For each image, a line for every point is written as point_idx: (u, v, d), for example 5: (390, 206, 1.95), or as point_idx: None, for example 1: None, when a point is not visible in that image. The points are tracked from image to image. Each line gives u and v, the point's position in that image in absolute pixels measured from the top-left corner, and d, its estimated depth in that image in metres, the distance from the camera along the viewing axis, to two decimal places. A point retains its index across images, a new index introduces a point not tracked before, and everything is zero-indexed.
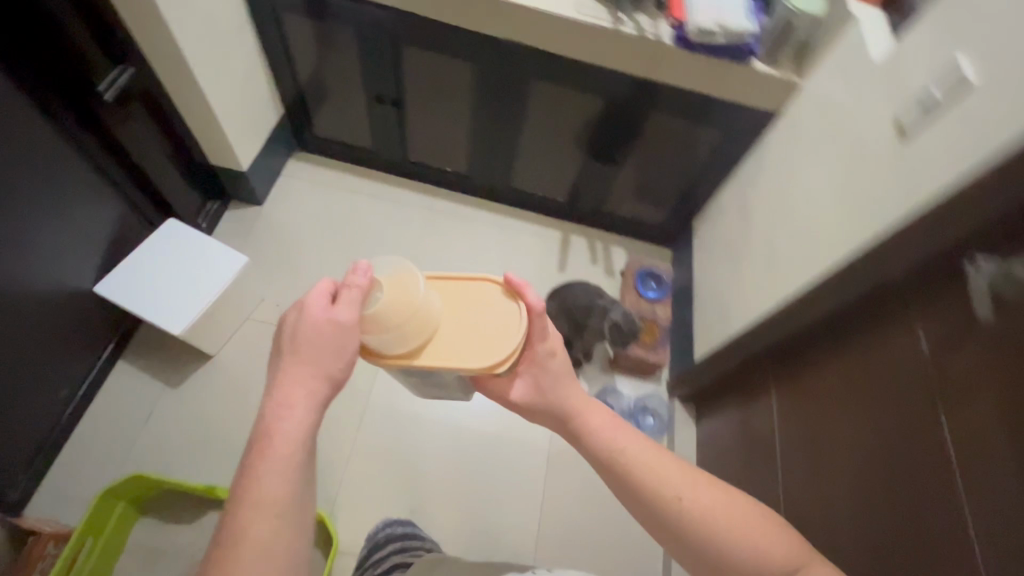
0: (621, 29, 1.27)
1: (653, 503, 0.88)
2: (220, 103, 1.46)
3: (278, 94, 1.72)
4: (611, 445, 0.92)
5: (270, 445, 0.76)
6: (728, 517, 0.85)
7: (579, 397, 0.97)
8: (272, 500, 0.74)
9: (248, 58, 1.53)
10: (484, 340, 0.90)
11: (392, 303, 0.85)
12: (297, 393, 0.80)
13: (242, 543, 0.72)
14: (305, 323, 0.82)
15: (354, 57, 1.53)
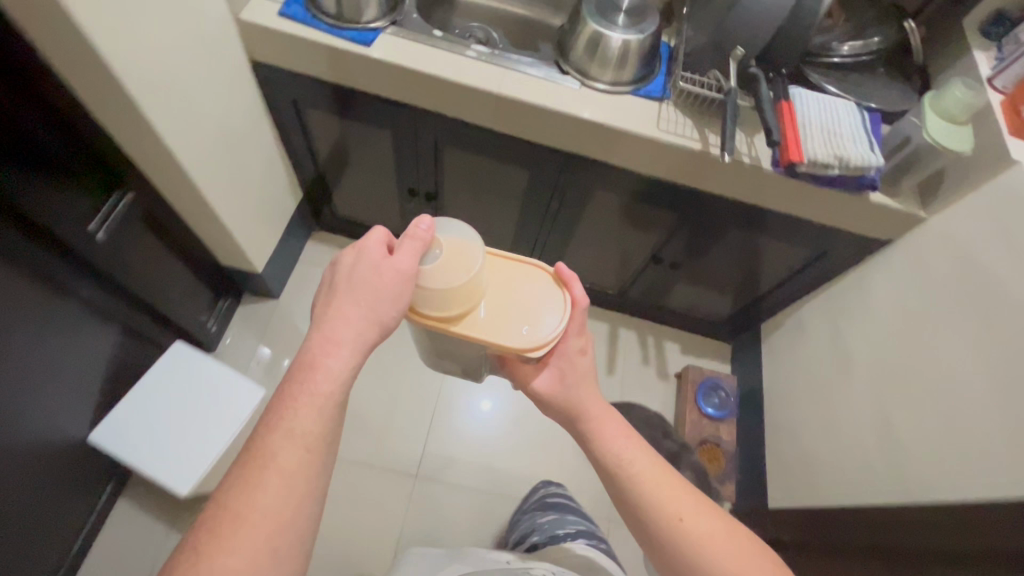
0: (712, 152, 1.06)
1: (651, 526, 0.72)
2: (232, 212, 1.26)
3: (297, 179, 1.52)
4: (622, 454, 0.75)
5: (312, 379, 0.62)
6: (730, 552, 0.70)
7: (599, 408, 0.79)
8: (299, 441, 0.59)
9: (264, 154, 1.32)
10: (524, 321, 0.75)
11: (445, 269, 0.69)
12: (342, 332, 0.64)
13: (258, 485, 0.57)
14: (365, 266, 0.66)
15: (388, 153, 1.33)
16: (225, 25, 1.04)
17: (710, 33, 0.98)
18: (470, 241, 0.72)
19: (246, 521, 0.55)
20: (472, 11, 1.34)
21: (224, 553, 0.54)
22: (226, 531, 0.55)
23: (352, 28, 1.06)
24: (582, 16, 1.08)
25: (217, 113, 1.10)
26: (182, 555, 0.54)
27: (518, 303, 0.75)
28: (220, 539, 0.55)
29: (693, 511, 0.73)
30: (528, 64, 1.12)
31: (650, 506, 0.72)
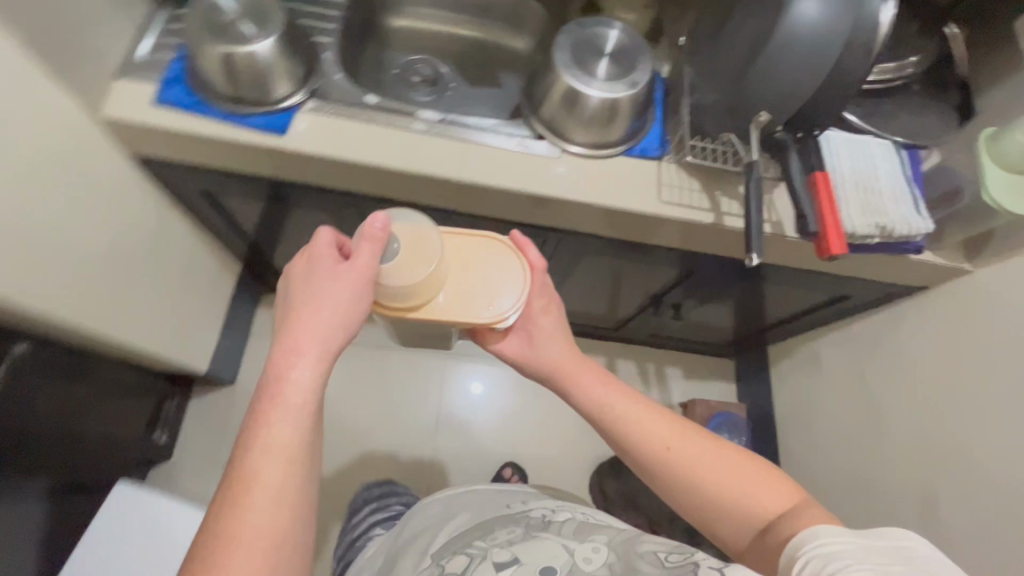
0: (727, 224, 0.87)
1: (641, 454, 0.74)
2: (153, 334, 1.04)
3: (228, 254, 1.28)
4: (602, 400, 0.76)
5: (282, 392, 0.54)
6: (717, 466, 0.71)
7: (572, 360, 0.77)
8: (282, 454, 0.53)
9: (178, 250, 1.08)
10: (492, 292, 0.68)
11: (404, 263, 0.61)
12: (307, 342, 0.56)
13: (245, 505, 0.50)
14: (323, 275, 0.59)
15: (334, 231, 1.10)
16: (87, 132, 0.78)
17: (724, 89, 0.76)
18: (422, 227, 0.64)
19: (239, 543, 0.49)
20: (413, 40, 1.06)
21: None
22: (218, 557, 0.48)
23: (257, 113, 0.81)
24: (551, 65, 0.85)
25: (102, 240, 0.85)
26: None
27: (481, 273, 0.68)
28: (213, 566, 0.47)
29: (675, 431, 0.74)
30: (492, 128, 0.89)
31: (635, 440, 0.74)
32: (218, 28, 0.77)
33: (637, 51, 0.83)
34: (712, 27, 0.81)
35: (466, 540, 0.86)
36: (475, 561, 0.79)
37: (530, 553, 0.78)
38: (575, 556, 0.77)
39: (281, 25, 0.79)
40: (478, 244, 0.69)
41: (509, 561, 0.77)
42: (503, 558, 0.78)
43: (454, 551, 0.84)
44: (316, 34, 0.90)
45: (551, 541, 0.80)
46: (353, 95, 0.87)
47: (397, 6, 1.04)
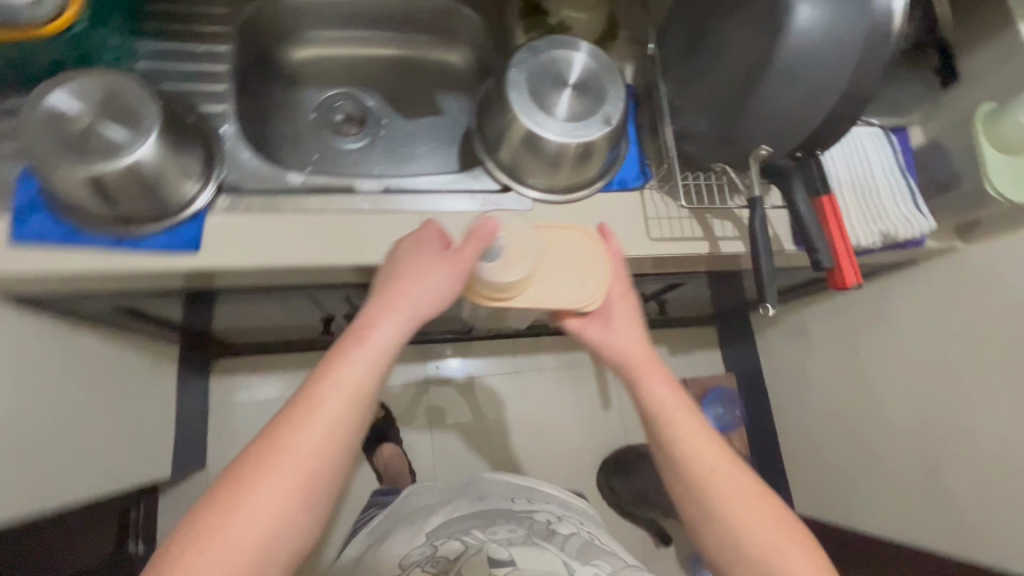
0: (723, 250, 0.75)
1: (678, 471, 0.61)
2: (98, 471, 0.89)
3: (160, 342, 1.11)
4: (665, 400, 0.62)
5: (368, 333, 0.54)
6: (754, 511, 0.58)
7: (640, 352, 0.64)
8: (350, 393, 0.51)
9: (102, 368, 0.91)
10: (581, 281, 0.65)
11: (505, 261, 0.62)
12: (401, 300, 0.56)
13: (301, 426, 0.49)
14: (424, 251, 0.59)
15: (280, 308, 0.96)
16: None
17: (715, 119, 0.65)
18: (523, 223, 0.66)
19: (284, 463, 0.48)
20: (326, 72, 0.88)
21: (257, 495, 0.47)
22: (263, 470, 0.48)
23: (157, 230, 0.64)
24: (506, 101, 0.69)
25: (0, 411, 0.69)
26: (210, 492, 0.47)
27: (571, 262, 0.66)
28: (255, 476, 0.47)
29: (729, 461, 0.61)
30: (447, 188, 0.75)
31: (682, 452, 0.60)
32: (74, 138, 0.58)
33: (606, 80, 0.70)
34: (688, 36, 0.69)
35: (462, 525, 0.74)
36: (467, 552, 0.67)
37: (528, 557, 0.66)
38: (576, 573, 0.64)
39: (158, 119, 0.61)
40: (570, 236, 0.68)
41: (504, 562, 0.65)
42: (501, 558, 0.66)
43: (447, 532, 0.73)
44: (206, 104, 0.71)
45: (551, 554, 0.67)
46: (273, 179, 0.71)
47: (297, 34, 0.85)
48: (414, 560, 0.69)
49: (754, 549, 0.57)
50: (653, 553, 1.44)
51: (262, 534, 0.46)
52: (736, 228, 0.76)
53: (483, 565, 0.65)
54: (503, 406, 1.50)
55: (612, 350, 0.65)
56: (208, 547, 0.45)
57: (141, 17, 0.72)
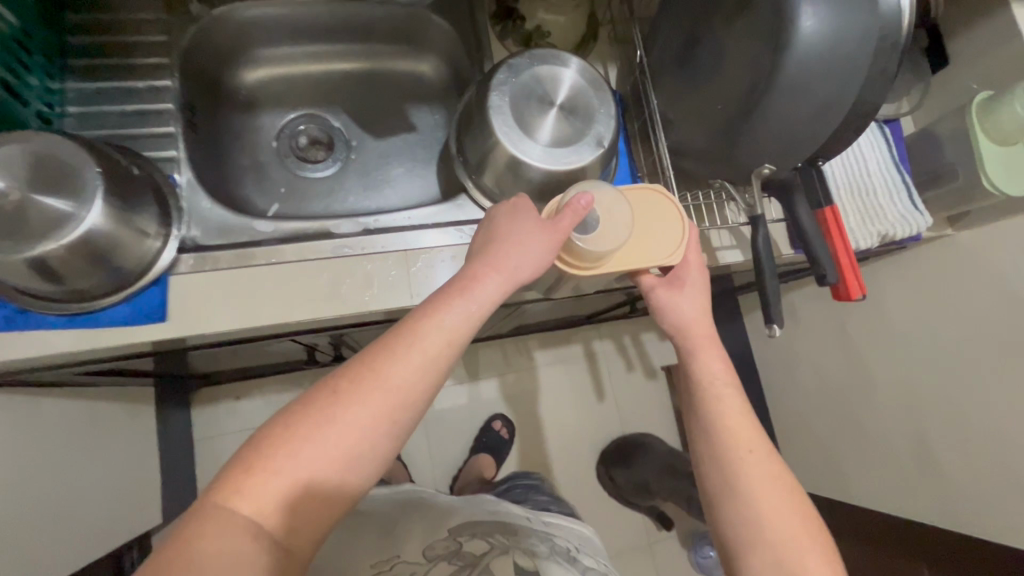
0: (724, 261, 0.73)
1: (710, 449, 0.56)
2: (86, 538, 0.84)
3: (131, 387, 1.04)
4: (717, 375, 0.58)
5: (476, 283, 0.51)
6: (781, 508, 0.52)
7: (703, 324, 0.60)
8: (449, 338, 0.48)
9: (77, 430, 0.85)
10: (663, 241, 0.60)
11: (598, 234, 0.57)
12: (507, 257, 0.53)
13: (396, 359, 0.47)
14: (530, 212, 0.56)
15: (257, 348, 0.90)
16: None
17: (712, 137, 0.62)
18: (610, 189, 0.59)
19: (376, 394, 0.46)
20: (283, 93, 0.80)
21: (344, 418, 0.45)
22: (356, 395, 0.45)
23: (117, 301, 0.59)
24: (488, 127, 0.64)
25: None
26: (298, 404, 0.45)
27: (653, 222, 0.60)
28: (346, 398, 0.45)
29: (769, 451, 0.55)
30: (431, 222, 0.71)
31: (720, 429, 0.56)
32: (5, 216, 0.51)
33: (594, 97, 0.65)
34: (679, 45, 0.64)
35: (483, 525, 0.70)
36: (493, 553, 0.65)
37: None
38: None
39: (102, 182, 0.53)
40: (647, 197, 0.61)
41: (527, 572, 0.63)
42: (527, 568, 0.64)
43: (471, 531, 0.69)
44: (152, 151, 0.64)
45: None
46: (240, 231, 0.65)
47: (246, 54, 0.76)
48: (438, 552, 0.64)
49: (771, 543, 0.51)
50: (656, 537, 1.47)
51: (340, 460, 0.44)
52: (734, 236, 0.74)
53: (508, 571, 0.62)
54: (497, 408, 1.48)
55: (672, 319, 0.60)
56: (287, 456, 0.43)
57: (64, 53, 0.63)
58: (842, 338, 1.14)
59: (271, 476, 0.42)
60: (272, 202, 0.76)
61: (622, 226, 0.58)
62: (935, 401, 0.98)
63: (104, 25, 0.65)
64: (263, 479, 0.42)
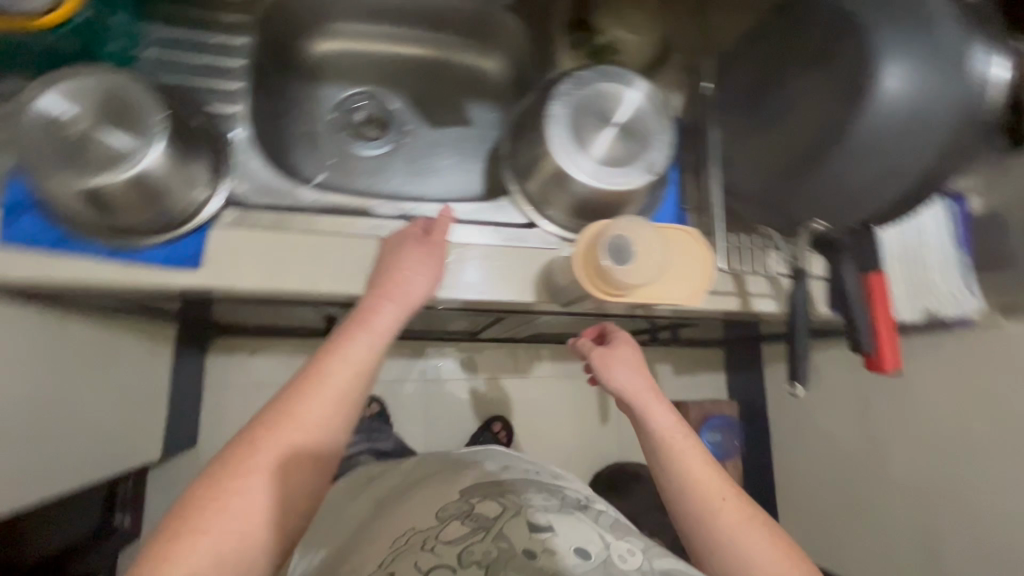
0: (756, 308, 0.69)
1: (687, 501, 0.58)
2: (91, 463, 0.87)
3: (155, 325, 1.08)
4: (674, 427, 0.61)
5: (374, 315, 0.55)
6: (768, 552, 0.54)
7: (641, 379, 0.65)
8: (357, 366, 0.53)
9: (99, 359, 0.87)
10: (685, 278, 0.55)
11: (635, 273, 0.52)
12: (402, 288, 0.57)
13: (312, 393, 0.50)
14: (416, 246, 0.60)
15: (279, 310, 0.91)
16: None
17: (767, 183, 0.60)
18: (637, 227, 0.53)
19: (293, 432, 0.49)
20: (350, 68, 0.81)
21: (267, 462, 0.47)
22: (276, 436, 0.48)
23: (155, 243, 0.59)
24: (544, 135, 0.63)
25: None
26: (217, 461, 0.48)
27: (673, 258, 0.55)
28: (265, 449, 0.48)
29: (740, 496, 0.58)
30: (471, 218, 0.71)
31: (694, 481, 0.58)
32: (75, 145, 0.53)
33: (654, 123, 0.64)
34: (750, 84, 0.63)
35: (493, 488, 0.71)
36: (506, 517, 0.65)
37: (567, 533, 0.64)
38: (611, 548, 0.63)
39: (167, 128, 0.55)
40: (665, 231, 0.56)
41: (542, 531, 0.63)
42: (541, 527, 0.64)
43: (482, 492, 0.70)
44: (218, 104, 0.65)
45: (587, 524, 0.67)
46: (284, 195, 0.67)
47: (321, 24, 0.78)
48: (449, 516, 0.66)
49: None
50: None
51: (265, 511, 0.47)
52: (772, 285, 0.70)
53: (523, 531, 0.63)
54: (499, 411, 1.47)
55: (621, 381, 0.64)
56: (210, 517, 0.45)
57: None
58: (863, 407, 1.10)
59: (200, 539, 0.44)
60: (319, 172, 0.77)
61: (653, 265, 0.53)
62: (952, 493, 0.93)
63: None
64: (195, 539, 0.43)
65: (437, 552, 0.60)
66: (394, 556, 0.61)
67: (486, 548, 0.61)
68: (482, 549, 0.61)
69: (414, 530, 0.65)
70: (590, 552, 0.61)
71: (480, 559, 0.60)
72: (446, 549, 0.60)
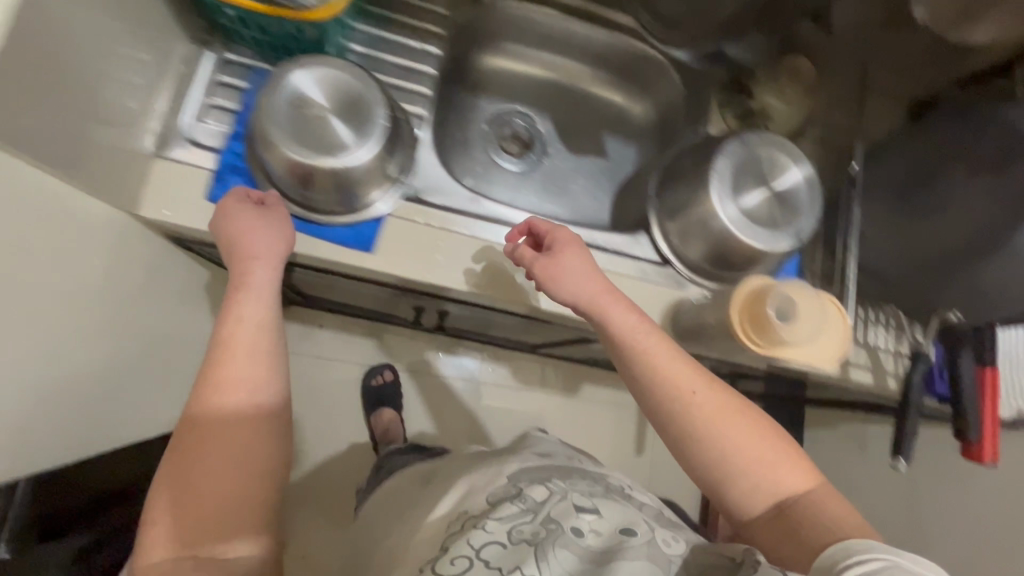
0: (854, 378, 0.73)
1: (655, 399, 0.58)
2: None
3: None
4: (635, 326, 0.59)
5: (248, 275, 0.56)
6: (743, 434, 0.56)
7: (598, 284, 0.61)
8: (254, 327, 0.55)
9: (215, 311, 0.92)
10: (821, 346, 0.57)
11: (788, 324, 0.56)
12: (260, 245, 0.57)
13: (221, 371, 0.53)
14: (245, 209, 0.59)
15: (386, 295, 0.96)
16: (110, 226, 0.58)
17: (918, 270, 0.65)
18: (804, 285, 0.57)
19: (206, 422, 0.51)
20: (510, 86, 0.86)
21: (202, 447, 0.51)
22: (200, 437, 0.51)
23: (340, 223, 0.64)
24: (704, 186, 0.69)
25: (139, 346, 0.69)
26: (165, 465, 0.51)
27: (822, 327, 0.57)
28: (194, 437, 0.51)
29: (706, 380, 0.58)
30: (609, 247, 0.76)
31: (664, 378, 0.57)
32: (302, 123, 0.58)
33: (805, 191, 0.69)
34: (902, 174, 0.67)
35: (540, 474, 0.67)
36: (554, 499, 0.62)
37: (610, 513, 0.60)
38: (655, 531, 0.59)
39: (385, 123, 0.60)
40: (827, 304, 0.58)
41: (589, 512, 0.60)
42: (586, 507, 0.61)
43: (531, 478, 0.67)
44: (405, 104, 0.70)
45: (629, 508, 0.63)
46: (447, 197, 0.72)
47: (494, 44, 0.83)
48: (502, 497, 0.63)
49: (747, 473, 0.54)
50: None
51: (221, 481, 0.51)
52: (870, 358, 0.74)
53: (569, 511, 0.60)
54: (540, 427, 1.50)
55: (574, 287, 0.60)
56: (177, 505, 0.49)
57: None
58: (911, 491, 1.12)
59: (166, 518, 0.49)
60: (465, 178, 0.82)
61: (803, 324, 0.56)
62: None
63: None
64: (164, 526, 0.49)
65: (491, 528, 0.58)
66: (449, 538, 0.60)
67: (535, 527, 0.58)
68: (532, 529, 0.58)
69: (468, 510, 0.63)
70: (636, 532, 0.58)
71: (529, 538, 0.57)
72: (499, 524, 0.58)
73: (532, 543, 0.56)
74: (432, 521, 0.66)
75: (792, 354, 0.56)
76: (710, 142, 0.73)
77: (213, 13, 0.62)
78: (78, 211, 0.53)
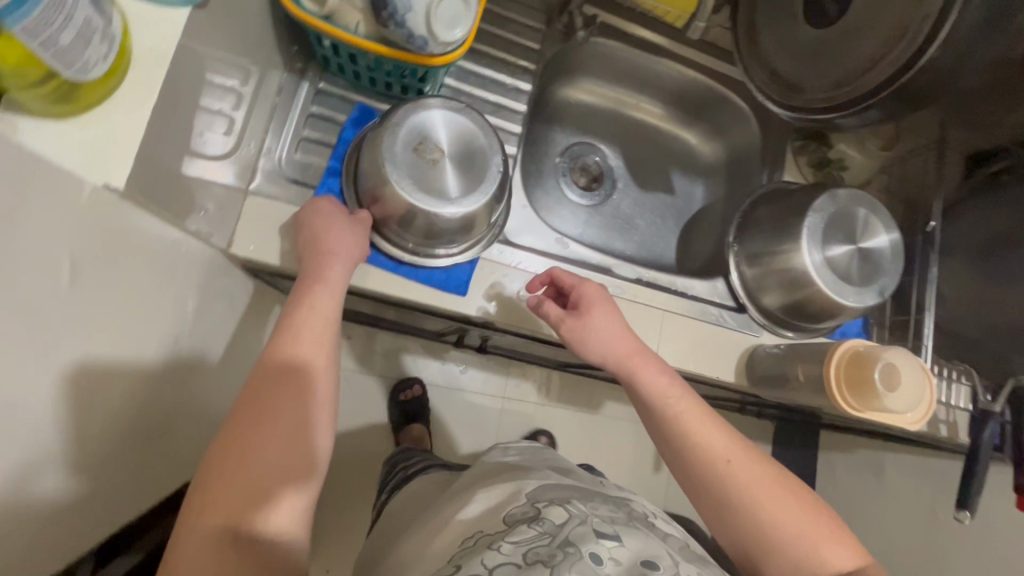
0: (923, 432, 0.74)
1: (684, 462, 0.51)
2: None
3: None
4: (667, 390, 0.54)
5: (325, 270, 0.53)
6: (786, 505, 0.47)
7: (626, 342, 0.56)
8: (331, 315, 0.50)
9: None
10: (911, 411, 0.59)
11: (893, 393, 0.58)
12: (342, 245, 0.55)
13: (291, 350, 0.47)
14: (334, 213, 0.57)
15: (439, 323, 0.93)
16: (207, 268, 0.55)
17: (994, 335, 0.68)
18: (908, 353, 0.59)
19: (266, 399, 0.44)
20: (584, 120, 0.85)
21: (261, 439, 0.42)
22: (258, 421, 0.43)
23: (436, 266, 0.64)
24: (794, 241, 0.69)
25: (216, 385, 0.65)
26: (210, 456, 0.42)
27: (916, 397, 0.59)
28: (255, 421, 0.43)
29: (745, 448, 0.50)
30: (688, 293, 0.76)
31: (694, 443, 0.50)
32: (417, 159, 0.58)
33: (888, 249, 0.70)
34: (986, 236, 0.69)
35: (554, 489, 0.48)
36: (570, 522, 0.42)
37: (637, 539, 0.42)
38: (682, 567, 0.41)
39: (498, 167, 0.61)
40: (919, 372, 0.59)
41: (610, 537, 0.41)
42: (607, 534, 0.41)
43: (549, 496, 0.47)
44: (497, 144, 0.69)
45: (657, 540, 0.43)
46: (535, 241, 0.71)
47: (573, 77, 0.82)
48: (519, 519, 0.44)
49: (791, 546, 0.45)
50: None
51: (261, 481, 0.41)
52: (940, 414, 0.75)
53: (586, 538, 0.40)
54: None
55: (598, 345, 0.57)
56: (213, 506, 0.40)
57: None
58: None
59: (203, 521, 0.39)
60: (538, 214, 0.81)
61: (904, 396, 0.58)
62: None
63: (500, 20, 0.71)
64: (190, 542, 0.38)
65: (507, 551, 0.40)
66: (461, 554, 0.42)
67: (552, 548, 0.39)
68: (547, 551, 0.39)
69: (482, 532, 0.44)
70: (661, 566, 0.40)
71: (545, 560, 0.38)
72: (515, 547, 0.40)
73: (549, 567, 0.37)
74: (442, 542, 0.45)
75: (882, 417, 0.59)
76: (798, 193, 0.73)
77: (315, 45, 0.59)
78: (185, 256, 0.50)
